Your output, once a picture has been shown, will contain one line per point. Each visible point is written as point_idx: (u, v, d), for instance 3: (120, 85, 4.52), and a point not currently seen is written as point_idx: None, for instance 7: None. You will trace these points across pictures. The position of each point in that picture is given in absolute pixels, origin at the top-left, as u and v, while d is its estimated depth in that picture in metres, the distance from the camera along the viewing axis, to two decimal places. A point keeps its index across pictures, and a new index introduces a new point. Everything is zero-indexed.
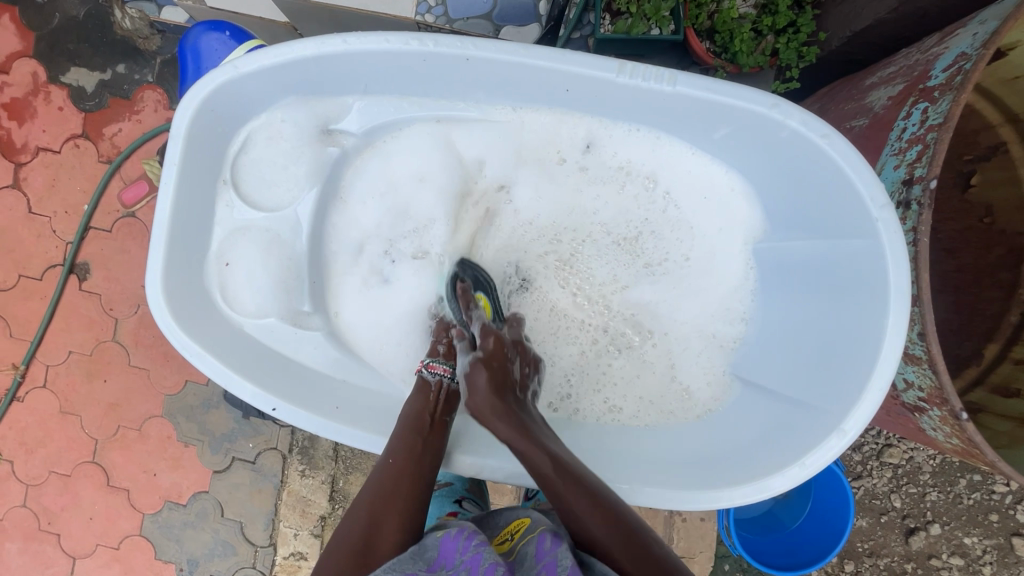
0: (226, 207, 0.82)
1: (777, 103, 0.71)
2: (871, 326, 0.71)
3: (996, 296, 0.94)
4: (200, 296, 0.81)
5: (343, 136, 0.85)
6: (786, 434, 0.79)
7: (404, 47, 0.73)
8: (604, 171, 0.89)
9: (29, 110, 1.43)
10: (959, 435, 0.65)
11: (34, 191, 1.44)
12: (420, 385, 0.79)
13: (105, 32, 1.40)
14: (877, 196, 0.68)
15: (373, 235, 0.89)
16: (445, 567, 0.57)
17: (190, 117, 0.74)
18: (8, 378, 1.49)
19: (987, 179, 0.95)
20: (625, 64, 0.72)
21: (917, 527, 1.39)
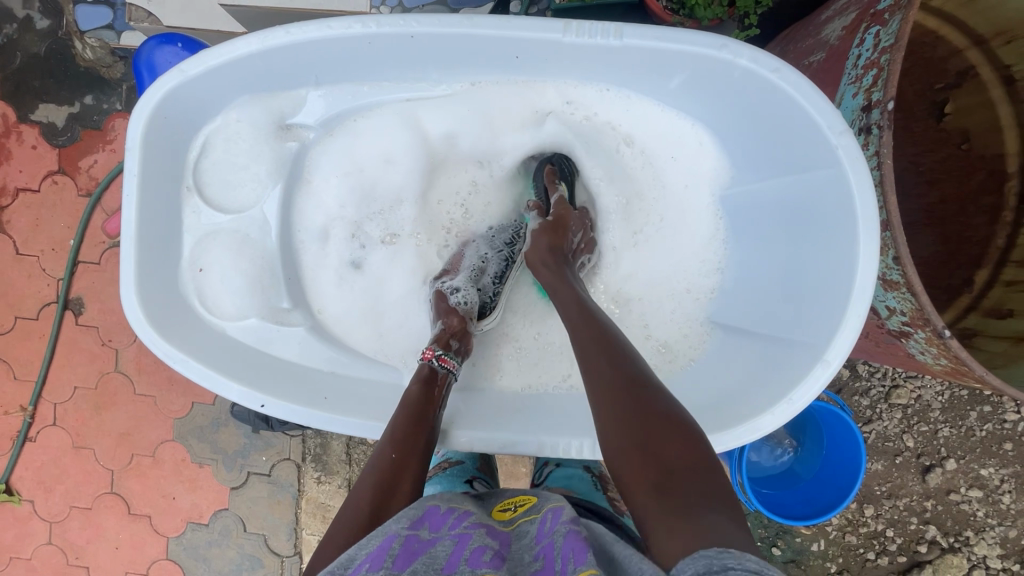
0: (192, 214, 0.82)
1: (727, 44, 0.70)
2: (842, 254, 0.72)
3: (981, 222, 0.94)
4: (179, 304, 0.82)
5: (302, 129, 0.85)
6: (772, 373, 0.79)
7: (349, 31, 0.73)
8: (562, 141, 0.91)
9: (3, 152, 1.43)
10: (946, 354, 0.65)
11: (19, 232, 1.45)
12: (427, 376, 0.78)
13: (68, 65, 1.39)
14: (835, 123, 0.68)
15: (338, 218, 0.90)
16: (430, 529, 0.56)
17: (143, 124, 0.75)
18: (18, 420, 1.50)
19: (961, 106, 0.95)
20: (571, 23, 0.72)
21: (932, 464, 1.39)
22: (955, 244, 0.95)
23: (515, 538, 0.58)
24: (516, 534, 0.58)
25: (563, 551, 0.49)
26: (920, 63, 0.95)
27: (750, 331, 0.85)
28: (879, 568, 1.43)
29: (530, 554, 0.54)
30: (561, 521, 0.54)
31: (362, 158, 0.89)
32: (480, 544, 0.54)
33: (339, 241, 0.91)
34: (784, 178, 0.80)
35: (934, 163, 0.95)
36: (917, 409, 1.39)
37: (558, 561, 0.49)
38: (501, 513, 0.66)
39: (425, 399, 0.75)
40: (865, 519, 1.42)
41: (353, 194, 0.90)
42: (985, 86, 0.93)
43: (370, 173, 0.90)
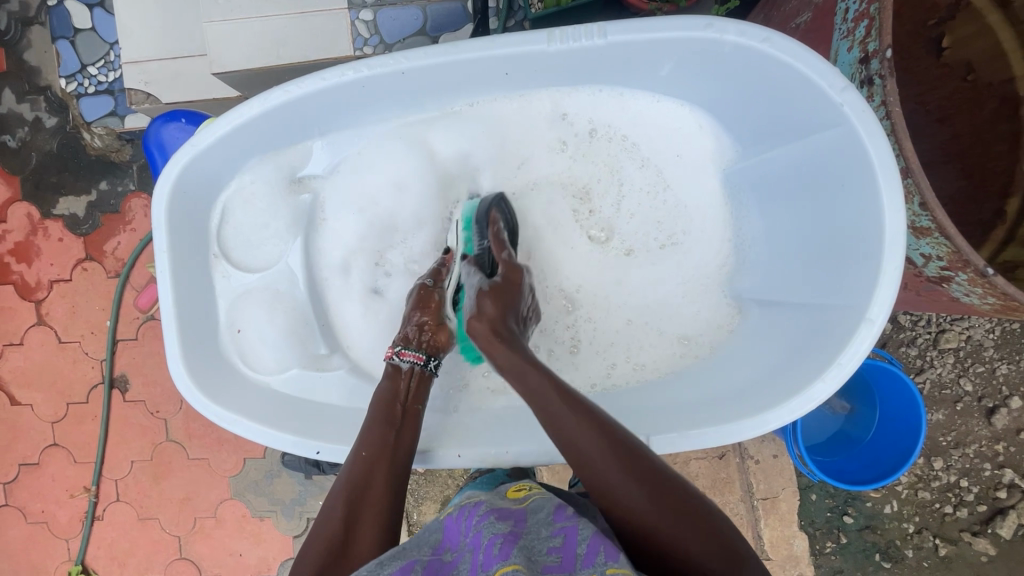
0: (223, 277, 0.86)
1: (711, 23, 0.70)
2: (868, 210, 0.70)
3: (1001, 150, 0.92)
4: (223, 367, 0.84)
5: (313, 180, 0.89)
6: (815, 340, 0.77)
7: (341, 80, 0.75)
8: (586, 148, 0.91)
9: (33, 249, 1.49)
10: (993, 293, 0.63)
11: (59, 321, 1.51)
12: (391, 371, 0.81)
13: (80, 156, 1.45)
14: (835, 81, 0.67)
15: (357, 250, 0.91)
16: (450, 548, 0.60)
17: (165, 201, 0.77)
18: (84, 501, 1.55)
19: (958, 38, 0.93)
20: (553, 32, 0.72)
21: (996, 406, 1.34)
22: (977, 177, 0.93)
23: (532, 513, 0.63)
24: (531, 510, 0.63)
25: (581, 540, 0.54)
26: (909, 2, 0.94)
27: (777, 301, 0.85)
28: (959, 520, 1.38)
29: (547, 531, 0.58)
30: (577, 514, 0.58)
31: (377, 191, 0.90)
32: (499, 531, 0.58)
33: (364, 274, 0.92)
34: (799, 139, 0.78)
35: (941, 101, 0.94)
36: (970, 350, 1.35)
37: (573, 547, 0.53)
38: (515, 491, 0.72)
39: (392, 394, 0.78)
40: (935, 473, 1.38)
41: (374, 229, 0.91)
42: (979, 14, 0.91)
43: (390, 205, 0.91)
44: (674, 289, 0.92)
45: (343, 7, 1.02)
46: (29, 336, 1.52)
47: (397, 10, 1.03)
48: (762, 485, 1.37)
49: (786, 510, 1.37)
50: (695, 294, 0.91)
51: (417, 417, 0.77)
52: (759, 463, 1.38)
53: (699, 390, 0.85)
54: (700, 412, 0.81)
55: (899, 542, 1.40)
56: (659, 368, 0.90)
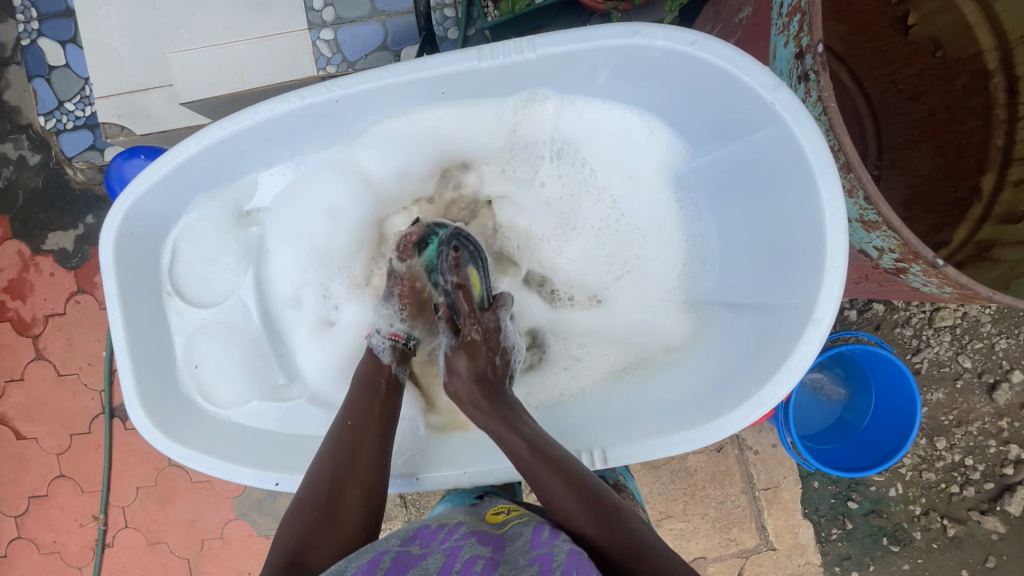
0: (178, 314, 0.87)
1: (638, 29, 0.70)
2: (810, 208, 0.70)
3: (974, 126, 0.90)
4: (185, 404, 0.86)
5: (258, 213, 0.88)
6: (768, 342, 0.77)
7: (276, 112, 0.76)
8: (534, 166, 0.90)
9: (26, 286, 1.52)
10: (948, 282, 0.61)
11: (57, 355, 1.53)
12: (371, 349, 0.87)
13: (65, 191, 1.48)
14: (767, 80, 0.67)
15: (304, 283, 0.91)
16: (420, 545, 0.62)
17: (112, 246, 0.78)
18: (94, 529, 1.58)
19: (923, 14, 0.90)
20: (483, 49, 0.73)
21: (997, 381, 1.32)
22: (952, 154, 0.91)
23: (511, 541, 0.63)
24: (510, 537, 0.63)
25: (562, 565, 0.53)
26: None
27: (737, 304, 0.85)
28: (967, 499, 1.36)
29: (524, 558, 0.57)
30: (557, 538, 0.59)
31: (327, 218, 0.90)
32: (471, 556, 0.58)
33: (317, 301, 0.92)
34: (743, 139, 0.77)
35: (912, 79, 0.92)
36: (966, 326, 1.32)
37: (555, 573, 0.53)
38: (495, 514, 0.73)
39: (374, 368, 0.83)
40: (939, 453, 1.36)
41: (315, 259, 0.91)
42: None
43: (339, 232, 0.91)
44: (629, 299, 0.92)
45: (303, 28, 1.02)
46: (29, 371, 1.55)
47: (357, 28, 1.03)
48: (763, 475, 1.36)
49: (788, 499, 1.37)
50: (654, 301, 0.91)
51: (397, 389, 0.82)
52: (757, 454, 1.37)
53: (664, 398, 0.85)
54: (667, 422, 0.81)
55: (906, 525, 1.38)
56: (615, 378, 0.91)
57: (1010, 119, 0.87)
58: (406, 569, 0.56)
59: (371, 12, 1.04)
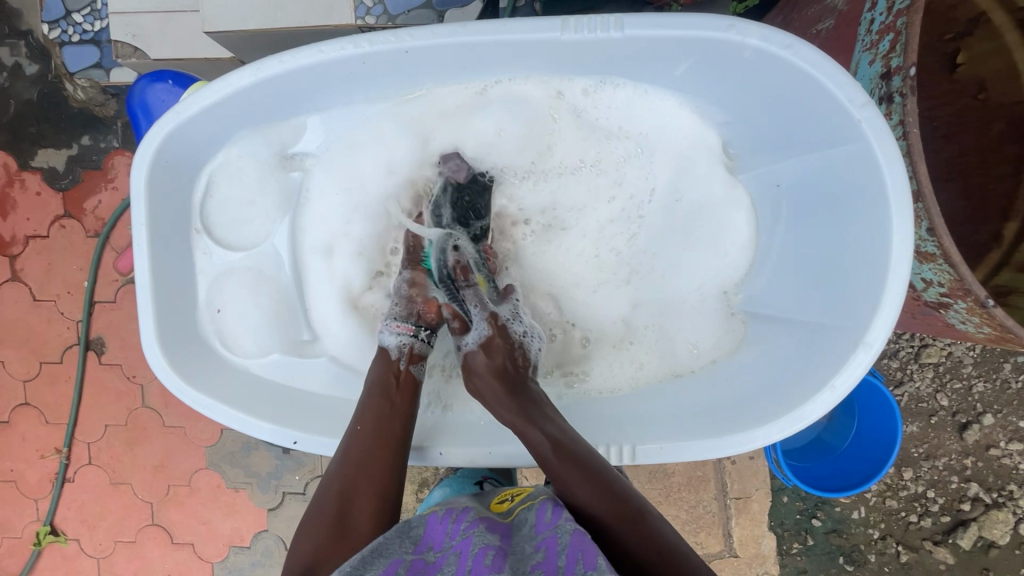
0: (204, 254, 0.83)
1: (732, 24, 0.68)
2: (875, 228, 0.71)
3: (1005, 173, 0.90)
4: (201, 347, 0.83)
5: (303, 158, 0.87)
6: (811, 358, 0.78)
7: (341, 54, 0.72)
8: (597, 148, 0.89)
9: (9, 202, 1.44)
10: (990, 323, 0.63)
11: (34, 279, 1.46)
12: (382, 353, 0.82)
13: (62, 108, 1.39)
14: (855, 95, 0.67)
15: (343, 237, 0.89)
16: (433, 547, 0.59)
17: (146, 170, 0.74)
18: (55, 462, 1.53)
19: (973, 55, 0.90)
20: (567, 20, 0.70)
21: (969, 421, 1.40)
22: (979, 198, 0.92)
23: (517, 528, 0.63)
24: (516, 524, 0.63)
25: (568, 547, 0.54)
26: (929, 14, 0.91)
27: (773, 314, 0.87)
28: (923, 529, 1.42)
29: (530, 544, 0.58)
30: (562, 516, 0.59)
31: (378, 174, 0.89)
32: (483, 546, 0.56)
33: (352, 264, 0.90)
34: (813, 153, 0.78)
35: (949, 117, 0.93)
36: (949, 366, 1.39)
37: (563, 556, 0.53)
38: (500, 503, 0.72)
39: (385, 372, 0.80)
40: (904, 483, 1.42)
41: (363, 210, 0.90)
42: (999, 30, 0.88)
43: (376, 189, 0.90)
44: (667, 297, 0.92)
45: None
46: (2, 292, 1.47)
47: None
48: (736, 485, 1.40)
49: (757, 511, 1.41)
50: (683, 303, 0.92)
51: (412, 384, 0.79)
52: (735, 464, 1.40)
53: (689, 400, 0.86)
54: (694, 424, 0.82)
55: (862, 547, 1.44)
56: (653, 375, 0.90)
57: None
58: None
59: None
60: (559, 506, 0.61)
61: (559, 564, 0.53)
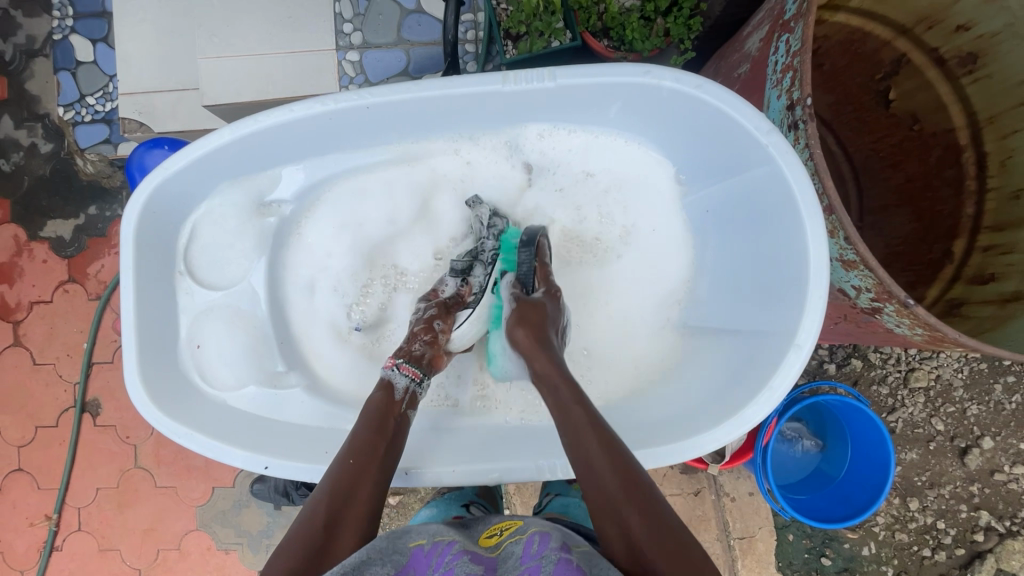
0: (186, 294, 0.88)
1: (648, 70, 0.76)
2: (795, 240, 0.75)
3: (947, 195, 0.96)
4: (181, 381, 0.87)
5: (280, 205, 0.92)
6: (753, 367, 0.81)
7: (309, 112, 0.80)
8: (551, 180, 0.94)
9: (16, 270, 1.51)
10: (920, 323, 0.62)
11: (35, 343, 1.51)
12: (386, 384, 0.78)
13: (72, 181, 1.49)
14: (760, 123, 0.73)
15: (319, 271, 0.95)
16: (413, 574, 0.56)
17: (134, 221, 0.81)
18: (44, 530, 1.51)
19: (904, 91, 0.97)
20: (508, 74, 0.78)
21: (969, 446, 1.38)
22: (927, 220, 0.97)
23: (502, 561, 0.58)
24: (502, 557, 0.59)
25: None
26: (855, 59, 0.97)
27: (720, 328, 0.89)
28: (938, 564, 1.37)
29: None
30: (547, 547, 0.56)
31: (360, 214, 0.95)
32: None
33: (327, 295, 0.95)
34: (734, 176, 0.84)
35: (892, 147, 0.99)
36: (940, 390, 1.39)
37: None
38: (487, 538, 0.68)
39: (386, 405, 0.76)
40: (912, 514, 1.39)
41: (341, 245, 0.95)
42: (920, 69, 0.94)
43: (369, 229, 0.95)
44: (627, 315, 0.94)
45: (331, 48, 1.09)
46: (4, 357, 1.51)
47: (382, 52, 1.10)
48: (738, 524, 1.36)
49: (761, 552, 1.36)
50: (641, 321, 0.94)
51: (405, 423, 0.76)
52: (734, 501, 1.37)
53: (645, 413, 0.88)
54: (651, 433, 0.84)
55: None
56: (618, 391, 0.93)
57: (982, 190, 0.94)
58: None
59: (396, 40, 1.10)
60: (548, 538, 0.59)
61: None
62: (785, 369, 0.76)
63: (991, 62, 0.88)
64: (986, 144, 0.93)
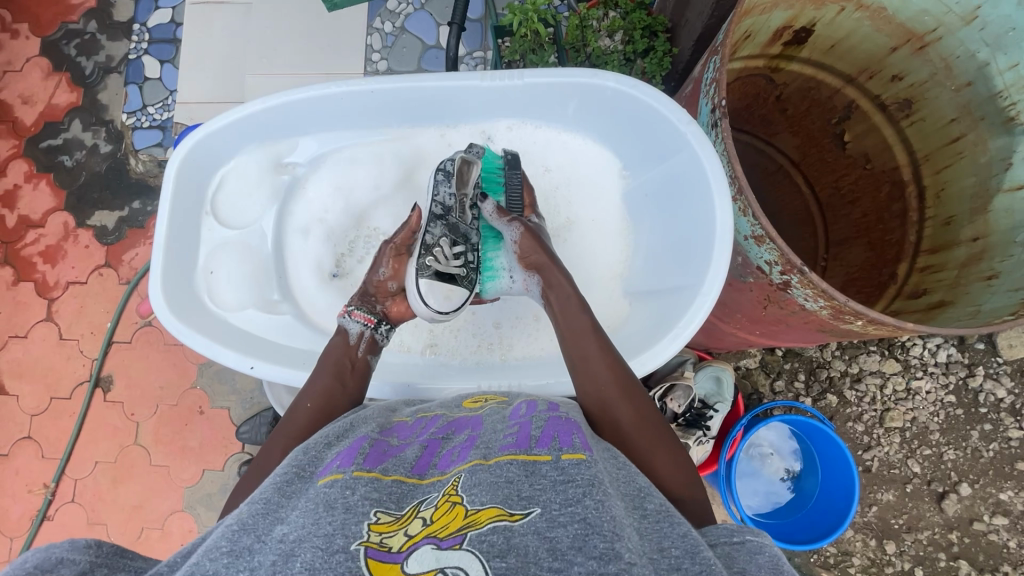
0: (208, 230, 1.01)
1: (595, 72, 0.91)
2: (706, 207, 0.85)
3: (895, 224, 1.05)
4: (192, 298, 0.96)
5: (294, 166, 1.05)
6: (667, 319, 0.88)
7: (327, 91, 0.95)
8: (514, 163, 1.06)
9: (60, 252, 1.67)
10: (821, 294, 0.63)
11: (65, 319, 1.64)
12: (342, 331, 0.89)
13: (123, 178, 1.68)
14: (681, 115, 0.85)
15: (315, 223, 1.06)
16: (397, 438, 0.67)
17: (179, 160, 0.94)
18: (40, 498, 1.58)
19: (856, 132, 1.09)
20: (485, 73, 0.94)
21: (946, 491, 1.38)
22: (879, 248, 1.06)
23: (488, 416, 0.69)
24: (486, 414, 0.69)
25: (544, 429, 0.59)
26: (811, 104, 1.11)
27: (651, 293, 0.98)
28: None
29: (502, 425, 0.64)
30: (536, 411, 0.65)
31: (353, 180, 1.07)
32: (450, 445, 0.63)
33: (319, 244, 1.06)
34: (664, 160, 0.94)
35: (850, 186, 1.11)
36: (916, 432, 1.40)
37: (537, 432, 0.59)
38: (472, 402, 0.79)
39: (346, 352, 0.86)
40: (888, 558, 1.37)
41: (332, 205, 1.07)
42: (867, 113, 1.07)
43: (351, 196, 1.07)
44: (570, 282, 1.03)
45: (359, 72, 1.28)
46: (34, 330, 1.65)
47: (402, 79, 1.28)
48: None
49: None
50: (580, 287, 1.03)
51: (364, 368, 0.86)
52: None
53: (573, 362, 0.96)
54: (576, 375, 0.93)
55: None
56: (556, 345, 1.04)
57: (921, 220, 1.02)
58: (385, 456, 0.60)
59: (415, 69, 1.28)
60: (534, 404, 0.68)
61: (532, 436, 0.58)
62: (693, 315, 0.83)
63: (924, 107, 0.99)
64: (924, 179, 1.02)
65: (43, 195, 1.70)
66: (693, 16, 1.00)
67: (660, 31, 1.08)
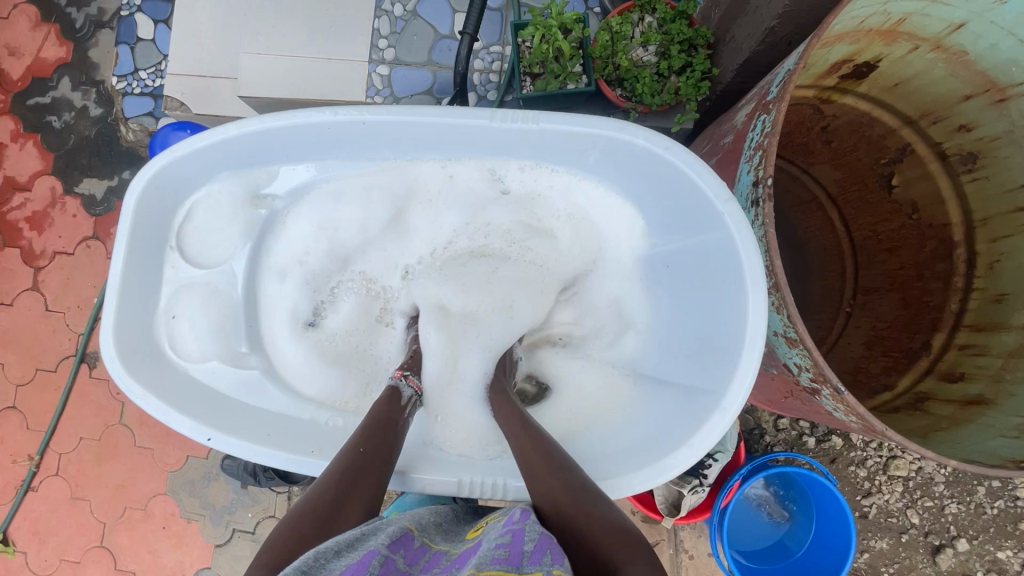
0: (172, 268, 0.93)
1: (624, 126, 0.81)
2: (737, 314, 0.78)
3: (935, 287, 0.97)
4: (149, 349, 0.91)
5: (272, 199, 0.97)
6: (684, 420, 0.84)
7: (312, 118, 0.85)
8: (514, 207, 0.99)
9: (47, 220, 1.60)
10: (852, 410, 0.56)
11: (51, 290, 1.59)
12: (393, 391, 0.89)
13: (113, 146, 1.58)
14: (720, 192, 0.76)
15: (294, 263, 1.00)
16: (404, 559, 0.60)
17: (139, 194, 0.86)
18: (24, 468, 1.57)
19: (906, 178, 0.98)
20: (495, 112, 0.83)
21: (942, 544, 1.34)
22: (915, 308, 0.97)
23: (492, 530, 0.65)
24: (491, 530, 0.65)
25: (535, 541, 0.57)
26: (861, 142, 0.99)
27: (663, 381, 0.94)
28: None
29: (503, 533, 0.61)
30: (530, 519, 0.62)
31: (340, 220, 0.99)
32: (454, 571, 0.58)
33: (299, 286, 1.00)
34: (692, 235, 0.87)
35: (890, 233, 1.00)
36: (920, 482, 1.34)
37: (529, 544, 0.57)
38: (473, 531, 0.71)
39: (392, 409, 0.86)
40: None
41: (319, 244, 0.99)
42: (923, 161, 0.95)
43: (341, 234, 0.99)
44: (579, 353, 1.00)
45: (364, 60, 1.16)
46: (20, 299, 1.60)
47: (410, 70, 1.17)
48: None
49: None
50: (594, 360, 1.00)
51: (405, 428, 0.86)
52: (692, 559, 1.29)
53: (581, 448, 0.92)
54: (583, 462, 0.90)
55: None
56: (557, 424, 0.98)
57: (966, 289, 0.94)
58: None
59: (425, 61, 1.17)
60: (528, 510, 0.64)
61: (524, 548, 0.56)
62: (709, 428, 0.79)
63: (990, 165, 0.89)
64: (976, 244, 0.93)
65: (29, 157, 1.61)
66: (744, 45, 0.87)
67: (701, 45, 0.97)
